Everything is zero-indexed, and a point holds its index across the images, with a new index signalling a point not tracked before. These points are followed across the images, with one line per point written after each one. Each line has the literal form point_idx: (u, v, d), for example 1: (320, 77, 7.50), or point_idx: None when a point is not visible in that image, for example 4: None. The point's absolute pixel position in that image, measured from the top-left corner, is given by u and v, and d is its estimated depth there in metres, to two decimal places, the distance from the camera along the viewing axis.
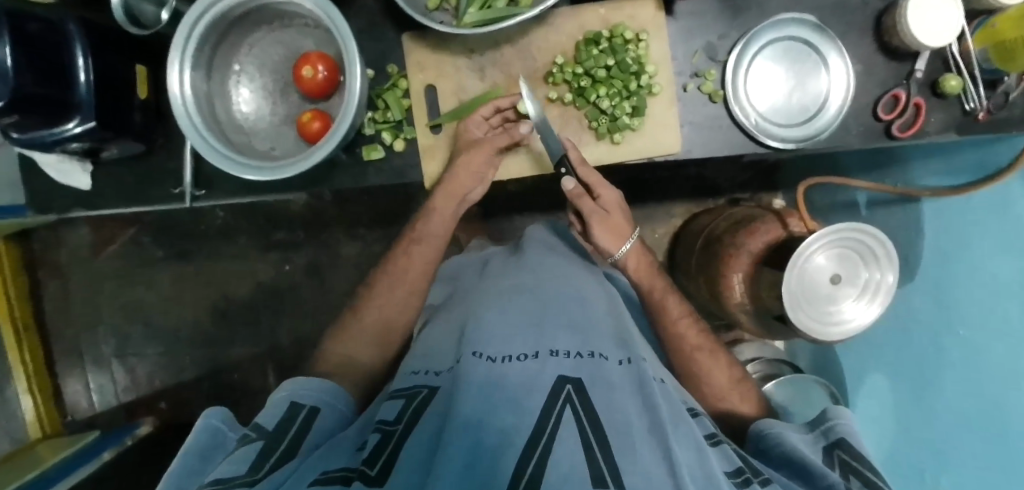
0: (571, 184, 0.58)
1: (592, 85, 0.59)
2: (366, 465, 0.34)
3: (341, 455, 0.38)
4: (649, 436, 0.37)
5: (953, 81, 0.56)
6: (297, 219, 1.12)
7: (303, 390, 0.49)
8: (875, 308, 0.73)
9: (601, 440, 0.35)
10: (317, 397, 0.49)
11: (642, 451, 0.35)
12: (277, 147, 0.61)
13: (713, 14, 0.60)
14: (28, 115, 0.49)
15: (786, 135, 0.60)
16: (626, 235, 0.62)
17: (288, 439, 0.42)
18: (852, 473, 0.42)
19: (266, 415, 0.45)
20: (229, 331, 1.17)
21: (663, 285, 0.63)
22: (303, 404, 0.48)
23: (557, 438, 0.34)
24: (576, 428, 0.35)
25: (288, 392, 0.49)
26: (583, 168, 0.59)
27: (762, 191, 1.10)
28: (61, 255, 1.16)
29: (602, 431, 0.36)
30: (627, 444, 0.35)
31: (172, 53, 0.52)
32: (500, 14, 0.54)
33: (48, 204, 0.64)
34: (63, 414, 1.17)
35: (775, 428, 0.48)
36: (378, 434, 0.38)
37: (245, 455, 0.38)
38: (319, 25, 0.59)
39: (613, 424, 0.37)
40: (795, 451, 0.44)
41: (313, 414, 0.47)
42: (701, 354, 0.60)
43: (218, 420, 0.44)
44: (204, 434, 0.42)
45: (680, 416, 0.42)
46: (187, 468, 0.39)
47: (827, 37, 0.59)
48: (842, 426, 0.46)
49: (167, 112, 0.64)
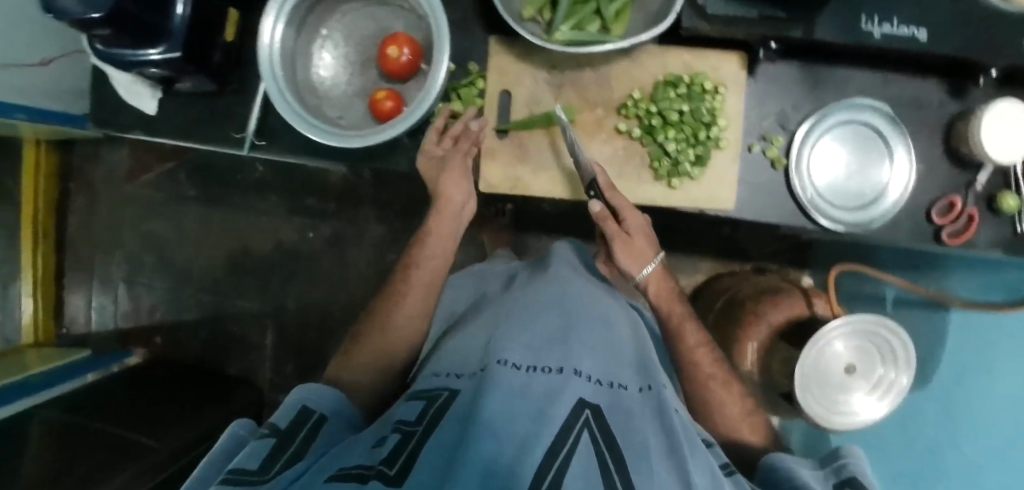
0: (597, 207, 0.57)
1: (662, 126, 0.59)
2: (385, 465, 0.35)
3: (356, 451, 0.39)
4: (665, 459, 0.39)
5: (1011, 200, 0.58)
6: (331, 190, 1.13)
7: (314, 397, 0.49)
8: (884, 406, 0.73)
9: (618, 464, 0.36)
10: (326, 405, 0.49)
11: (656, 471, 0.37)
12: (345, 117, 0.62)
13: (791, 84, 0.61)
14: (120, 33, 0.50)
15: (840, 217, 0.60)
16: (649, 256, 0.61)
17: (298, 441, 0.42)
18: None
19: (278, 417, 0.45)
20: (238, 282, 1.17)
21: (682, 312, 0.62)
22: (313, 411, 0.47)
23: (575, 456, 0.35)
24: (593, 450, 0.36)
25: (302, 394, 0.49)
26: (612, 193, 0.57)
27: (789, 266, 1.09)
28: (95, 172, 1.17)
29: (620, 452, 0.37)
30: (643, 464, 0.37)
31: (271, 4, 0.53)
32: (591, 38, 0.56)
33: (112, 120, 0.66)
34: (59, 326, 1.19)
35: (785, 463, 0.46)
36: (398, 434, 0.39)
37: (256, 451, 0.39)
38: (413, 10, 0.60)
39: (631, 444, 0.38)
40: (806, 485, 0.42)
41: (320, 422, 0.47)
42: (715, 383, 0.59)
43: (242, 428, 0.45)
44: (230, 442, 0.43)
45: (695, 442, 0.42)
46: (208, 466, 0.40)
47: (898, 131, 0.60)
48: (855, 466, 0.43)
49: (245, 58, 0.65)
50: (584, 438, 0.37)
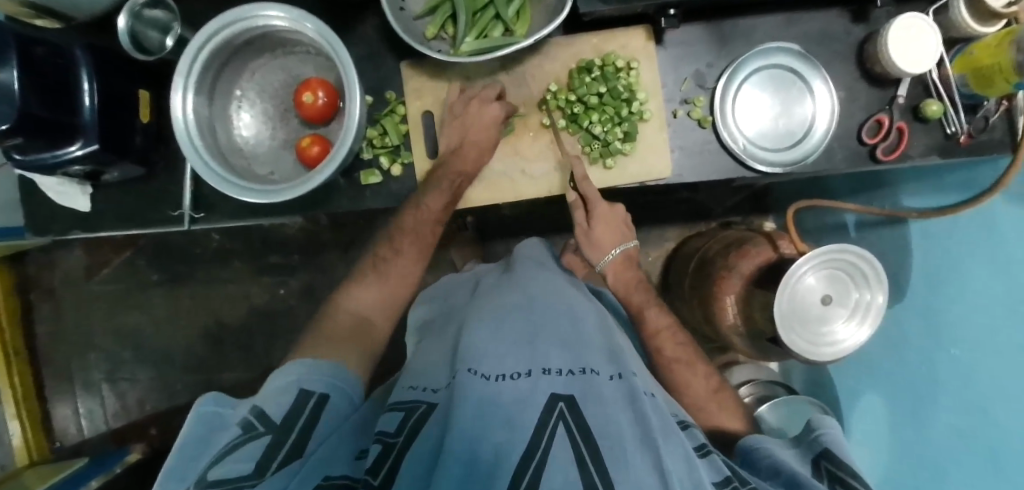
0: (572, 196, 0.63)
1: (585, 112, 0.61)
2: (370, 474, 0.37)
3: (340, 461, 0.39)
4: (641, 447, 0.38)
5: (934, 105, 0.58)
6: (292, 243, 1.13)
7: (308, 377, 0.49)
8: (865, 329, 0.70)
9: (595, 454, 0.35)
10: (324, 383, 0.49)
11: (632, 457, 0.36)
12: (276, 172, 0.62)
13: (701, 44, 0.62)
14: (34, 138, 0.49)
15: (774, 160, 0.61)
16: (617, 242, 0.66)
17: (295, 434, 0.42)
18: (837, 482, 0.43)
19: (275, 403, 0.45)
20: (221, 355, 1.16)
21: (640, 299, 0.66)
22: (310, 392, 0.48)
23: (551, 455, 0.35)
24: (569, 443, 0.36)
25: (295, 377, 0.49)
26: (587, 185, 0.61)
27: (754, 215, 1.12)
28: (55, 278, 1.16)
29: (596, 442, 0.36)
30: (619, 453, 0.36)
31: (176, 79, 0.53)
32: (496, 42, 0.56)
33: (46, 226, 0.65)
34: (53, 440, 1.17)
35: (763, 444, 0.49)
36: (380, 445, 0.40)
37: (252, 452, 0.38)
38: (320, 53, 0.61)
39: (606, 433, 0.38)
40: (782, 462, 0.45)
41: (320, 403, 0.47)
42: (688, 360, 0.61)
43: (214, 404, 0.45)
44: (201, 421, 0.44)
45: (670, 428, 0.42)
46: (185, 458, 0.40)
47: (812, 65, 0.60)
48: (825, 437, 0.48)
49: (168, 134, 0.65)
50: (559, 431, 0.37)
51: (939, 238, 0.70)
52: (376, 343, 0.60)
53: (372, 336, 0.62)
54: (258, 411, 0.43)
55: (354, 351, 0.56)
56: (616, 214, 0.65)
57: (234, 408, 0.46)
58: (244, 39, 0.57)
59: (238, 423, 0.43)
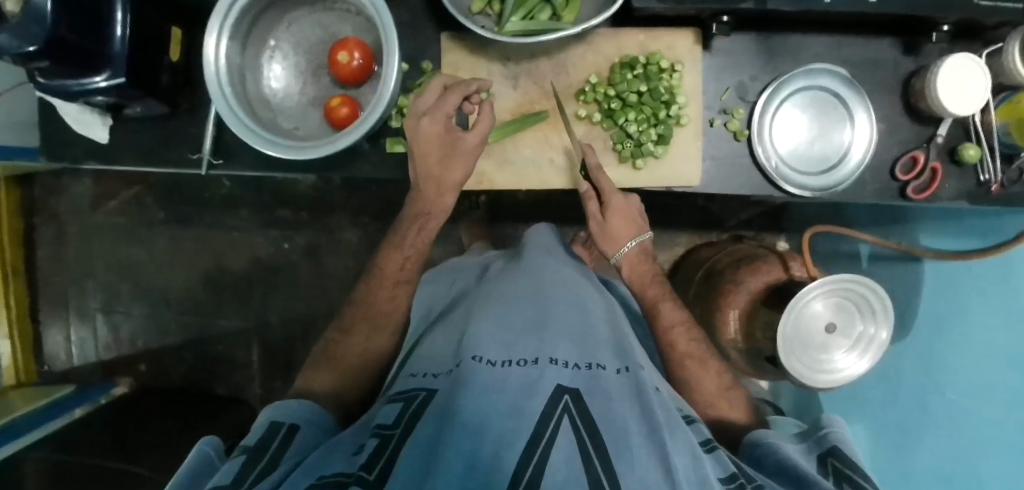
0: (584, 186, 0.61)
1: (622, 108, 0.60)
2: (364, 471, 0.37)
3: (337, 459, 0.40)
4: (646, 443, 0.38)
5: (972, 150, 0.57)
6: (302, 199, 1.12)
7: (283, 411, 0.50)
8: (865, 362, 0.70)
9: (600, 450, 0.36)
10: (297, 415, 0.50)
11: (637, 453, 0.37)
12: (301, 128, 0.61)
13: (748, 55, 0.61)
14: (61, 64, 0.48)
15: (804, 183, 0.61)
16: (634, 233, 0.63)
17: (270, 452, 0.43)
18: (844, 479, 0.44)
19: (250, 436, 0.46)
20: (217, 301, 1.16)
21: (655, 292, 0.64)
22: (283, 422, 0.49)
23: (556, 446, 0.35)
24: (573, 434, 0.36)
25: (270, 415, 0.50)
26: (600, 175, 0.59)
27: (766, 232, 1.12)
28: (60, 204, 1.15)
29: (600, 437, 0.37)
30: (624, 449, 0.36)
31: (212, 20, 0.52)
32: (543, 26, 0.55)
33: (62, 152, 0.64)
34: (42, 363, 1.17)
35: (770, 439, 0.50)
36: (377, 440, 0.41)
37: (229, 470, 0.40)
38: (360, 12, 0.59)
39: (611, 428, 0.38)
40: (788, 459, 0.46)
41: (293, 431, 0.48)
42: (690, 371, 0.61)
43: (210, 446, 0.46)
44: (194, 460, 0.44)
45: (675, 422, 0.42)
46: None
47: (858, 92, 0.59)
48: (834, 435, 0.49)
49: (195, 76, 0.63)
50: (564, 424, 0.37)
51: (950, 282, 0.70)
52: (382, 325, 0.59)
53: None
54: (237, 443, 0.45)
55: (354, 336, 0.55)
56: (633, 205, 0.62)
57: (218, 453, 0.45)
58: None
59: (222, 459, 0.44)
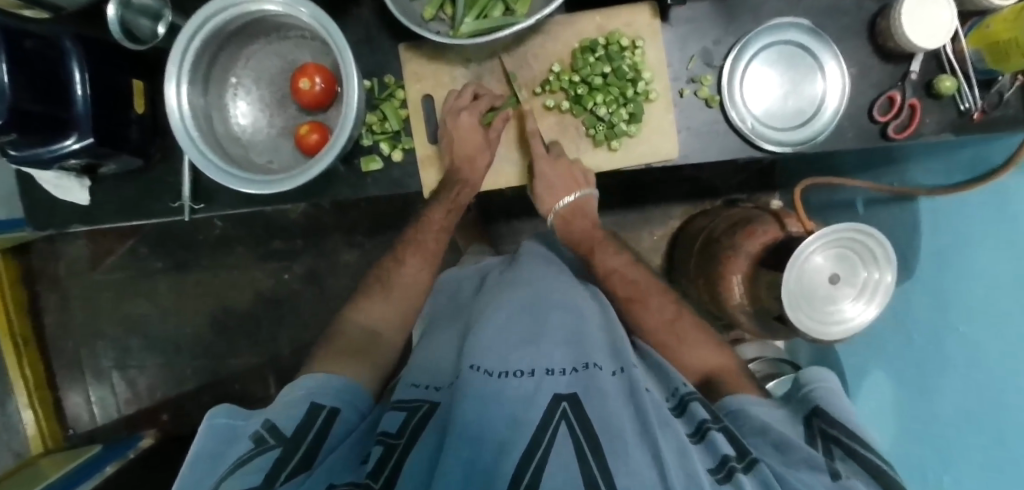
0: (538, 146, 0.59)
1: (589, 92, 0.60)
2: (371, 477, 0.38)
3: (343, 469, 0.40)
4: (641, 439, 0.39)
5: (948, 81, 0.56)
6: (296, 228, 1.13)
7: (320, 391, 0.50)
8: (874, 308, 0.69)
9: (595, 448, 0.36)
10: (337, 398, 0.50)
11: (633, 451, 0.37)
12: (276, 160, 0.61)
13: (708, 20, 0.60)
14: (28, 133, 0.48)
15: (783, 139, 0.60)
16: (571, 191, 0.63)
17: (306, 447, 0.42)
18: (834, 444, 0.45)
19: (287, 414, 0.46)
20: (227, 341, 1.17)
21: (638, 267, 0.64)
22: (323, 405, 0.48)
23: (551, 453, 0.36)
24: (571, 439, 0.37)
25: (306, 390, 0.50)
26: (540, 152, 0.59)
27: (759, 192, 1.11)
28: (60, 268, 1.17)
29: (598, 438, 0.37)
30: (620, 448, 0.37)
31: (170, 69, 0.52)
32: (497, 22, 0.55)
33: (48, 220, 0.65)
34: (66, 427, 1.19)
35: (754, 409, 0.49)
36: (381, 446, 0.41)
37: (261, 466, 0.38)
38: (315, 37, 0.60)
39: (608, 429, 0.38)
40: (778, 424, 0.45)
41: (332, 417, 0.48)
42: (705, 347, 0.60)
43: (225, 417, 0.44)
44: (211, 434, 0.43)
45: (667, 420, 0.42)
46: (191, 479, 0.40)
47: (823, 41, 0.59)
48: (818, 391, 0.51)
49: (164, 125, 0.64)
50: (562, 429, 0.38)
51: (950, 216, 0.69)
52: (393, 344, 0.63)
53: (385, 348, 0.62)
54: (268, 422, 0.44)
55: (360, 362, 0.58)
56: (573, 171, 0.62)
57: (247, 420, 0.45)
58: (236, 25, 0.55)
59: (249, 435, 0.43)
